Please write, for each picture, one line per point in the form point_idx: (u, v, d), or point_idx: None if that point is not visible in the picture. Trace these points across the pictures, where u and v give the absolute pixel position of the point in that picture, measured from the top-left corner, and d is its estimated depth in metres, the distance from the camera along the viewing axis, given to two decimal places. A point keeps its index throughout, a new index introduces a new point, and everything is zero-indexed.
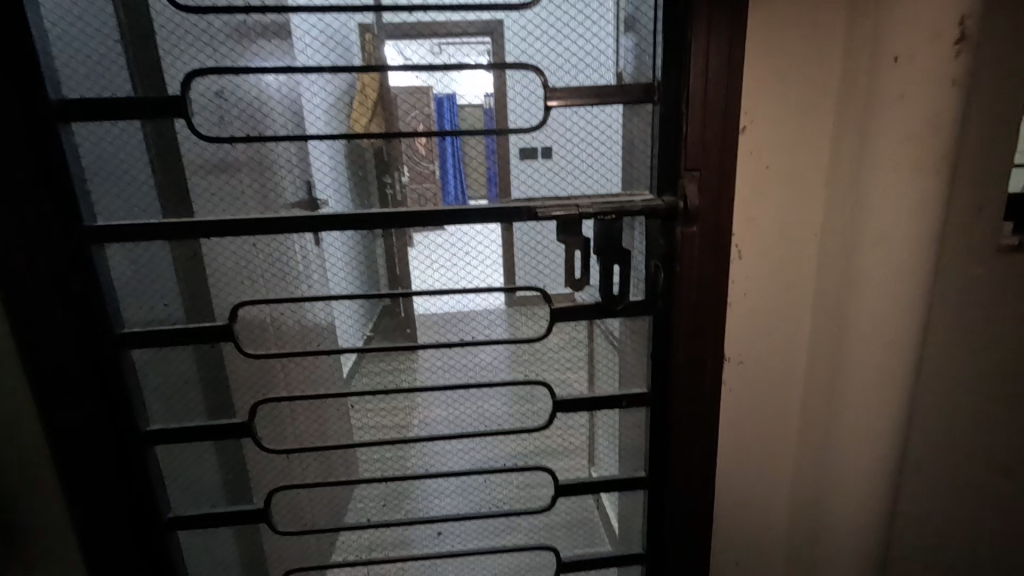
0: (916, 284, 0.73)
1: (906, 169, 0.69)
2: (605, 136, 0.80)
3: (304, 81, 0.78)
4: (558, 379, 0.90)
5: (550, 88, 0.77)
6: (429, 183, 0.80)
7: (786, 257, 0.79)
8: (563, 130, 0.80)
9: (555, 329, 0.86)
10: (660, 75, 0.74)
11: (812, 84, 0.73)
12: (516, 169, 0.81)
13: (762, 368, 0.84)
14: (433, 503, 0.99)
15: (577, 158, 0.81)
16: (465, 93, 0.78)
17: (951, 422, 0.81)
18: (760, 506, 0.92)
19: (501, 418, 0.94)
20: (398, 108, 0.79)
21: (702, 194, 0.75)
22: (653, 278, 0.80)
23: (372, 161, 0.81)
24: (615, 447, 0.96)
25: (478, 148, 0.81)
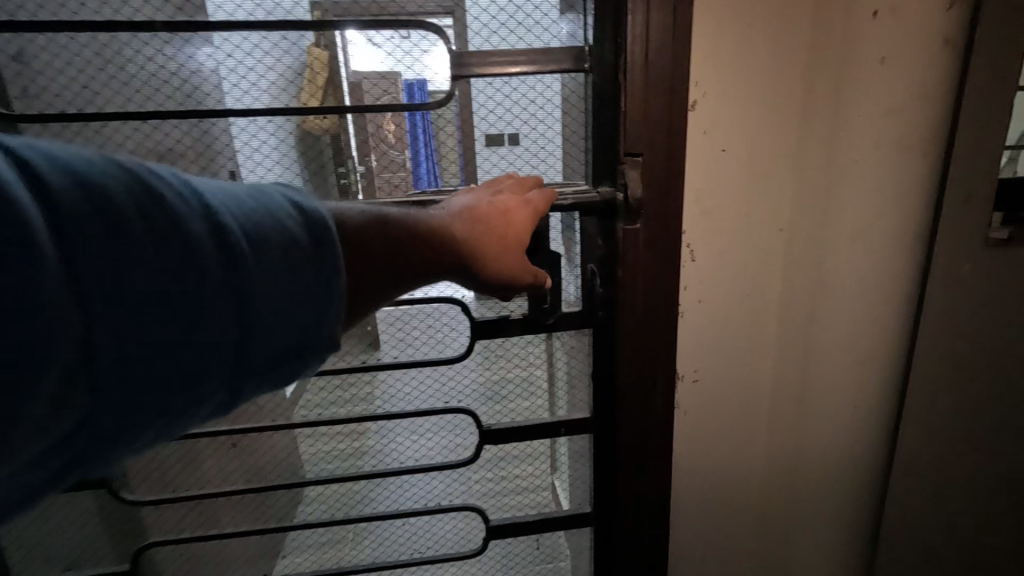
0: (877, 281, 0.68)
1: (881, 149, 0.62)
2: (542, 111, 0.67)
3: (223, 51, 0.66)
4: (502, 406, 0.76)
5: (460, 54, 0.63)
6: (397, 172, 0.68)
7: (756, 257, 0.67)
8: (521, 114, 0.67)
9: (502, 345, 0.74)
10: (592, 37, 0.61)
11: (777, 46, 0.59)
12: (480, 157, 0.69)
13: (725, 386, 0.73)
14: (356, 550, 0.86)
15: (541, 146, 0.69)
16: (434, 79, 0.64)
17: (941, 445, 0.69)
18: (721, 538, 0.80)
19: (444, 451, 0.80)
20: (362, 93, 0.65)
21: (647, 182, 0.62)
22: (589, 284, 0.68)
23: (327, 152, 0.69)
24: (567, 480, 0.85)
25: (449, 135, 0.67)
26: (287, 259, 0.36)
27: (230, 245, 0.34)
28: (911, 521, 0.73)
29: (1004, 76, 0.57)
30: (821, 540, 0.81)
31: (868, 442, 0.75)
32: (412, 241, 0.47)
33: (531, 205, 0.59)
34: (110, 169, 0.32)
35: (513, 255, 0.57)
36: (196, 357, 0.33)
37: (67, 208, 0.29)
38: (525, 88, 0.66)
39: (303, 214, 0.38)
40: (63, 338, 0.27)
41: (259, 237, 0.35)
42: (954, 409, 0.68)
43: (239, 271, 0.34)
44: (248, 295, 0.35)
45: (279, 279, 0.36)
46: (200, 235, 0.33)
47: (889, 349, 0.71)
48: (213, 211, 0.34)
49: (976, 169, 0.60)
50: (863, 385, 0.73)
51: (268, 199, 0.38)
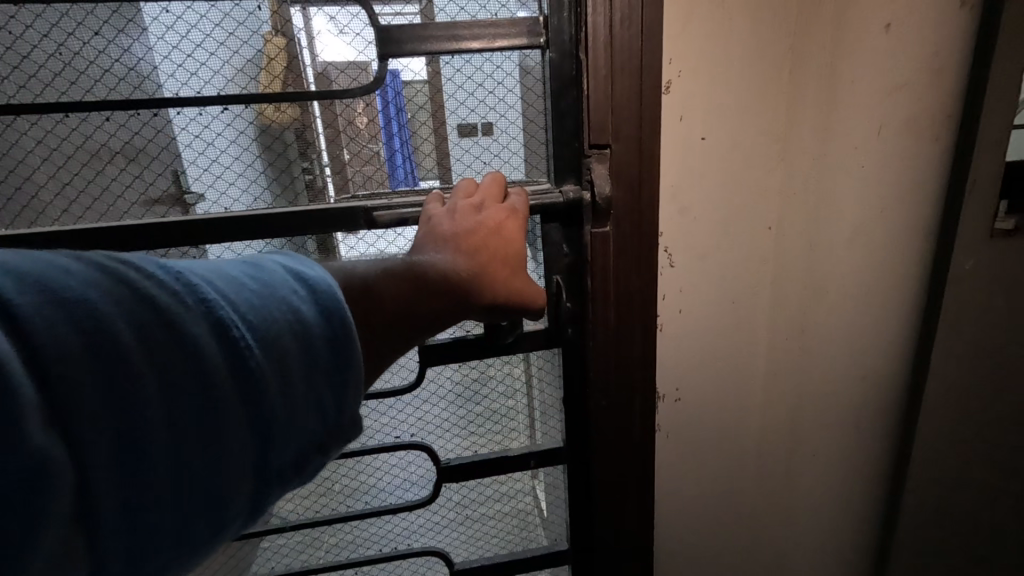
0: (880, 281, 0.60)
1: (881, 129, 0.54)
2: (501, 98, 0.58)
3: (125, 34, 0.54)
4: (466, 435, 0.68)
5: (402, 32, 0.53)
6: (373, 165, 0.59)
7: (742, 260, 0.59)
8: (493, 101, 0.58)
9: (470, 365, 0.64)
10: (545, 6, 0.52)
11: (763, 12, 0.50)
12: (453, 154, 0.60)
13: (715, 400, 0.65)
14: None
15: (516, 137, 0.59)
16: (404, 68, 0.56)
17: (947, 460, 0.63)
18: (712, 564, 0.73)
19: (400, 493, 0.69)
20: (331, 87, 0.56)
21: (616, 178, 0.53)
22: (554, 300, 0.59)
23: (294, 149, 0.58)
24: (541, 519, 0.75)
25: (426, 130, 0.59)
26: (313, 356, 0.28)
27: (246, 355, 0.26)
28: (911, 538, 0.67)
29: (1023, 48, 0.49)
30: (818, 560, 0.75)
31: (869, 456, 0.69)
32: (467, 283, 0.42)
33: (518, 212, 0.49)
34: (91, 279, 0.24)
35: (519, 276, 0.47)
36: (207, 499, 0.25)
37: (30, 338, 0.21)
38: (475, 69, 0.57)
39: (317, 291, 0.30)
40: (52, 505, 0.20)
41: (274, 338, 0.27)
42: (961, 423, 0.62)
43: (258, 388, 0.26)
44: (266, 413, 0.26)
45: (302, 385, 0.27)
46: (207, 346, 0.25)
47: (891, 355, 0.64)
48: (215, 309, 0.26)
49: (992, 154, 0.52)
50: (862, 395, 0.66)
51: (273, 277, 0.29)
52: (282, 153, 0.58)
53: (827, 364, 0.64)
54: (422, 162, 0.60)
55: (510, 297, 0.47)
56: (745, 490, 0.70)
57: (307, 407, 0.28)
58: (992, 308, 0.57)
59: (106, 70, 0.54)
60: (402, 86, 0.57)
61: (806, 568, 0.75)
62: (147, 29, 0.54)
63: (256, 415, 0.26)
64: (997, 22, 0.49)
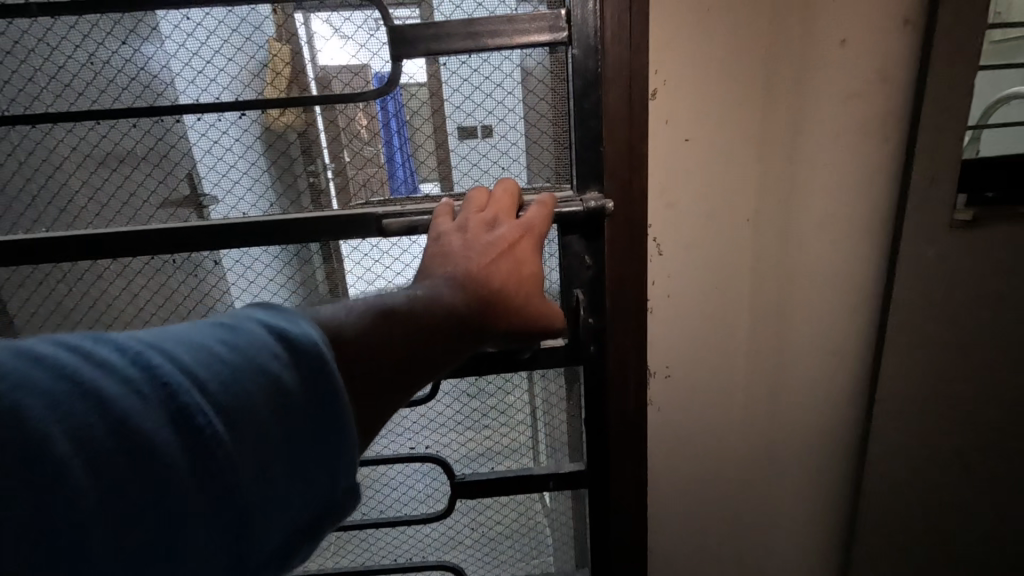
0: (848, 270, 0.67)
1: (846, 131, 0.61)
2: (496, 99, 0.64)
3: (150, 47, 0.61)
4: (490, 451, 0.75)
5: (406, 41, 0.59)
6: (372, 167, 0.66)
7: (723, 251, 0.65)
8: (490, 105, 0.64)
9: (500, 386, 0.72)
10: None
11: (733, 28, 0.56)
12: (453, 154, 0.66)
13: (699, 379, 0.71)
14: None
15: (512, 137, 0.65)
16: (408, 71, 0.62)
17: (910, 434, 0.70)
18: (701, 534, 0.80)
19: (430, 504, 0.76)
20: (328, 91, 0.62)
21: (613, 177, 0.60)
22: (575, 315, 0.65)
23: (297, 149, 0.65)
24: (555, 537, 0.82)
25: (427, 133, 0.65)
26: (283, 421, 0.28)
27: (213, 444, 0.25)
28: (882, 508, 0.74)
29: (963, 60, 0.56)
30: (799, 533, 0.81)
31: (843, 431, 0.75)
32: (468, 321, 0.44)
33: (532, 233, 0.54)
34: (28, 378, 0.23)
35: (537, 296, 0.53)
36: None
37: None
38: (473, 74, 0.62)
39: (290, 348, 0.30)
40: None
41: (245, 417, 0.26)
42: (922, 399, 0.68)
43: (226, 470, 0.25)
44: (233, 494, 0.25)
45: (271, 453, 0.27)
46: (162, 438, 0.24)
47: (861, 336, 0.70)
48: (173, 390, 0.25)
49: (940, 155, 0.59)
50: (833, 372, 0.72)
51: (242, 339, 0.29)
52: (289, 157, 0.66)
53: (802, 344, 0.70)
54: (423, 165, 0.66)
55: (529, 314, 0.52)
56: (729, 466, 0.76)
57: (278, 475, 0.27)
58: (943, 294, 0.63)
59: (131, 79, 0.62)
60: (404, 91, 0.63)
61: (789, 540, 0.81)
62: (167, 40, 0.61)
63: (221, 498, 0.25)
64: (937, 38, 0.55)
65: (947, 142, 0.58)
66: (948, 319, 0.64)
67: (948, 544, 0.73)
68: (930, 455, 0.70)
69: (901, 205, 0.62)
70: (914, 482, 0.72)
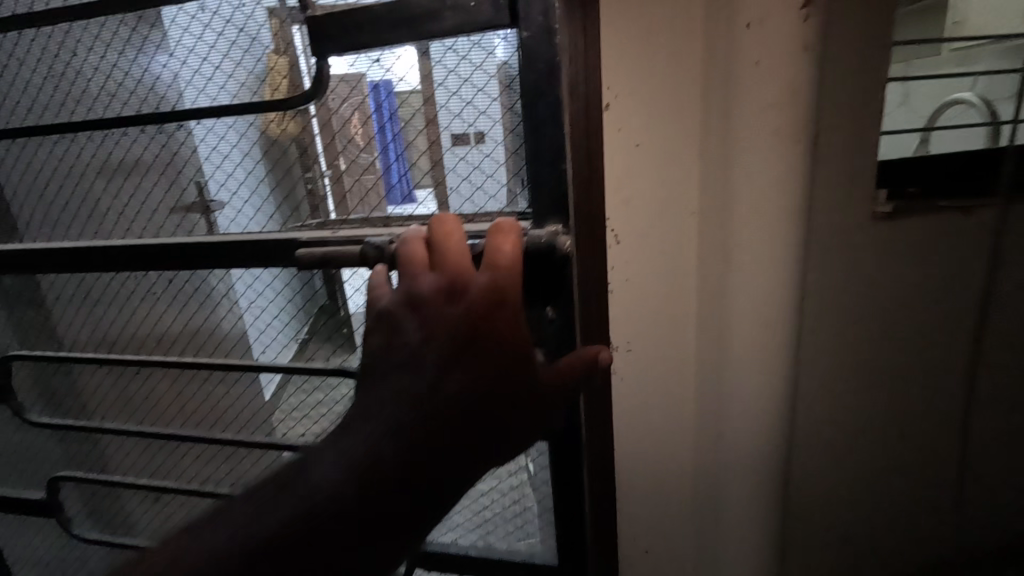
0: (786, 267, 0.72)
1: (769, 139, 0.67)
2: (479, 102, 0.73)
3: (180, 71, 0.82)
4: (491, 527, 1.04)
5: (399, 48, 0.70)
6: (369, 173, 0.79)
7: (671, 240, 0.77)
8: (480, 112, 0.74)
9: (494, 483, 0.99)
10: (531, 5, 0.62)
11: (663, 56, 0.69)
12: (447, 159, 0.77)
13: (654, 352, 0.83)
14: None
15: (495, 142, 0.74)
16: (401, 79, 0.73)
17: (828, 391, 0.85)
18: (662, 497, 0.91)
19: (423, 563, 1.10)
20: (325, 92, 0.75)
21: (576, 176, 0.70)
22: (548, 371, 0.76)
23: (295, 157, 0.81)
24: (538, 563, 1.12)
25: (419, 140, 0.76)
26: None
27: None
28: (813, 457, 0.88)
29: (844, 83, 0.70)
30: (759, 524, 0.86)
31: (781, 415, 0.80)
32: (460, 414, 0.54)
33: (509, 305, 0.58)
34: None
35: (522, 364, 0.58)
36: None
37: None
38: (460, 82, 0.73)
39: None
40: None
41: None
42: (835, 359, 0.83)
43: None
44: None
45: None
46: None
47: (791, 326, 0.75)
48: None
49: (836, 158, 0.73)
50: (771, 362, 0.77)
51: None
52: (287, 161, 0.81)
53: (741, 334, 0.76)
54: (417, 173, 0.78)
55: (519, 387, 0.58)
56: (687, 432, 0.89)
57: None
58: (844, 269, 0.79)
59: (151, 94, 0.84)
60: (396, 103, 0.75)
61: (748, 530, 0.86)
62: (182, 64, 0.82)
63: None
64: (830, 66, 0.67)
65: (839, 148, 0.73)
66: (848, 290, 0.80)
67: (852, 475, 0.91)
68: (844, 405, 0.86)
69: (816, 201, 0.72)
70: (832, 431, 0.87)
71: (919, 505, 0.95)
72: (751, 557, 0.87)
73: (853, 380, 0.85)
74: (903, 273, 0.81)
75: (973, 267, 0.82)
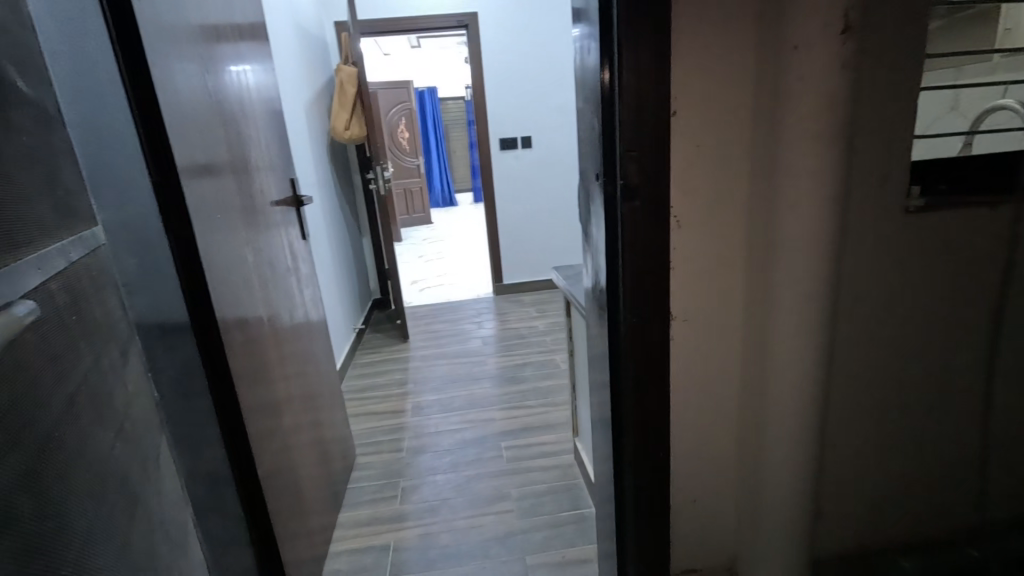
0: (826, 250, 0.85)
1: (810, 140, 0.80)
2: None
3: None
4: None
5: None
6: None
7: (724, 220, 0.91)
8: None
9: None
10: (619, 31, 0.77)
11: (723, 70, 0.83)
12: None
13: (705, 324, 0.96)
14: (447, 539, 1.72)
15: None
16: None
17: (862, 362, 0.96)
18: (711, 453, 1.04)
19: None
20: None
21: (641, 172, 0.82)
22: None
23: None
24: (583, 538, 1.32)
25: None
26: None
27: None
28: (850, 420, 0.98)
29: (876, 93, 0.83)
30: (794, 482, 0.97)
31: (818, 380, 0.91)
32: None
33: None
34: None
35: None
36: None
37: None
38: None
39: None
40: None
41: None
42: (871, 335, 0.95)
43: None
44: None
45: None
46: None
47: (827, 299, 0.87)
48: None
49: (873, 157, 0.86)
50: (807, 331, 0.89)
51: None
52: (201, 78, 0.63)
53: (783, 305, 0.88)
54: None
55: None
56: (732, 395, 1.01)
57: None
58: (877, 253, 0.91)
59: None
60: None
61: (790, 487, 0.97)
62: None
63: None
64: (862, 81, 0.80)
65: (874, 147, 0.86)
66: (881, 272, 0.92)
67: (882, 440, 1.01)
68: (877, 375, 0.97)
69: (849, 193, 0.86)
70: (866, 399, 0.98)
71: (946, 474, 1.05)
72: (789, 514, 0.98)
73: (885, 354, 0.96)
74: (934, 261, 0.92)
75: (991, 255, 0.94)
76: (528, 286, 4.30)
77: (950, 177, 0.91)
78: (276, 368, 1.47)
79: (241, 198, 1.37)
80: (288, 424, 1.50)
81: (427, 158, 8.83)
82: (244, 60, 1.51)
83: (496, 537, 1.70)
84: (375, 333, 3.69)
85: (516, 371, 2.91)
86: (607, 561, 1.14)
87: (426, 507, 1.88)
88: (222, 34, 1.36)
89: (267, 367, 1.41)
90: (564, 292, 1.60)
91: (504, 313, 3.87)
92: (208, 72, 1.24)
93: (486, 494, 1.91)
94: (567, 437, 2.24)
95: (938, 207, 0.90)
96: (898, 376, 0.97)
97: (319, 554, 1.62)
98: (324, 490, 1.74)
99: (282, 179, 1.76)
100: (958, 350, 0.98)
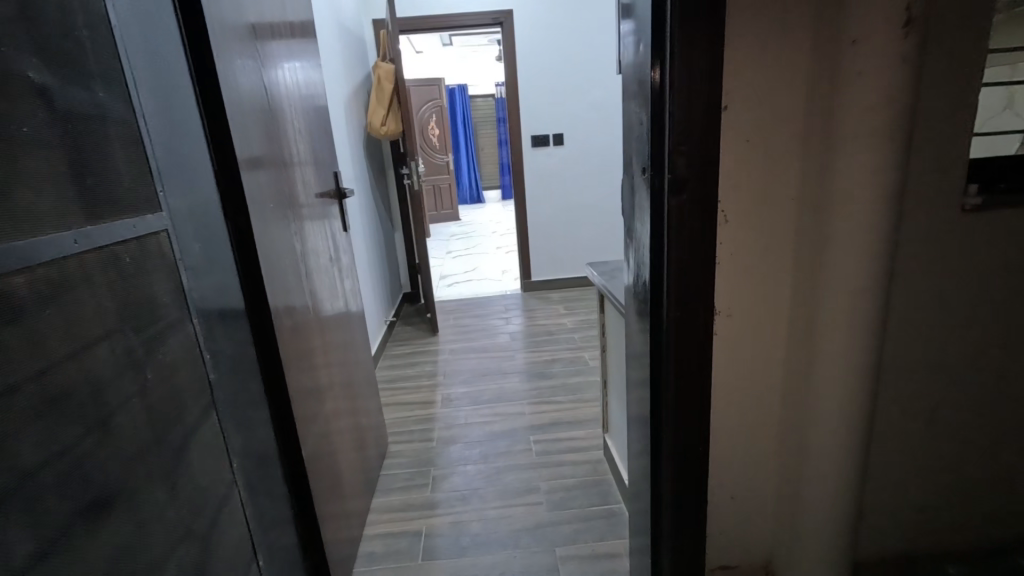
0: (877, 247, 0.84)
1: (866, 137, 0.80)
2: None
3: None
4: None
5: None
6: None
7: (772, 216, 0.90)
8: None
9: None
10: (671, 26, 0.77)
11: (777, 65, 0.83)
12: None
13: (748, 321, 0.96)
14: (477, 528, 1.75)
15: None
16: None
17: (910, 364, 0.94)
18: (751, 451, 1.04)
19: None
20: None
21: (690, 166, 0.83)
22: None
23: None
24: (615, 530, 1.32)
25: None
26: None
27: None
28: (896, 422, 0.97)
29: (932, 89, 0.82)
30: (835, 481, 0.96)
31: (865, 380, 0.90)
32: None
33: None
34: None
35: None
36: None
37: None
38: None
39: None
40: None
41: None
42: (921, 335, 0.93)
43: None
44: None
45: None
46: None
47: (877, 298, 0.86)
48: None
49: (926, 153, 0.85)
50: (856, 330, 0.88)
51: None
52: None
53: (831, 303, 0.88)
54: None
55: None
56: (774, 393, 1.01)
57: None
58: (929, 252, 0.89)
59: None
60: None
61: (831, 486, 0.96)
62: None
63: None
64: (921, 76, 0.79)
65: (929, 144, 0.84)
66: (933, 272, 0.90)
67: (929, 444, 0.99)
68: (926, 376, 0.95)
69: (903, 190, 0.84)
70: (914, 400, 0.96)
71: (996, 480, 1.03)
72: (829, 513, 0.97)
73: (934, 355, 0.94)
74: (990, 262, 0.90)
75: None
76: (556, 283, 4.30)
77: (1014, 176, 0.88)
78: (318, 355, 1.52)
79: (290, 191, 1.43)
80: (328, 409, 1.55)
81: (457, 154, 8.91)
82: (294, 56, 1.56)
83: (526, 528, 1.72)
84: (404, 326, 3.75)
85: (546, 367, 2.93)
86: (640, 555, 1.15)
87: (456, 496, 1.91)
88: (276, 32, 1.41)
89: (310, 353, 1.46)
90: (600, 288, 1.60)
91: (533, 309, 3.89)
92: (264, 69, 1.30)
93: (515, 486, 1.94)
94: (596, 434, 2.24)
95: (996, 207, 0.87)
96: (948, 379, 0.96)
97: (354, 536, 1.67)
98: (359, 475, 1.79)
99: (326, 172, 1.81)
100: (1015, 354, 0.95)
